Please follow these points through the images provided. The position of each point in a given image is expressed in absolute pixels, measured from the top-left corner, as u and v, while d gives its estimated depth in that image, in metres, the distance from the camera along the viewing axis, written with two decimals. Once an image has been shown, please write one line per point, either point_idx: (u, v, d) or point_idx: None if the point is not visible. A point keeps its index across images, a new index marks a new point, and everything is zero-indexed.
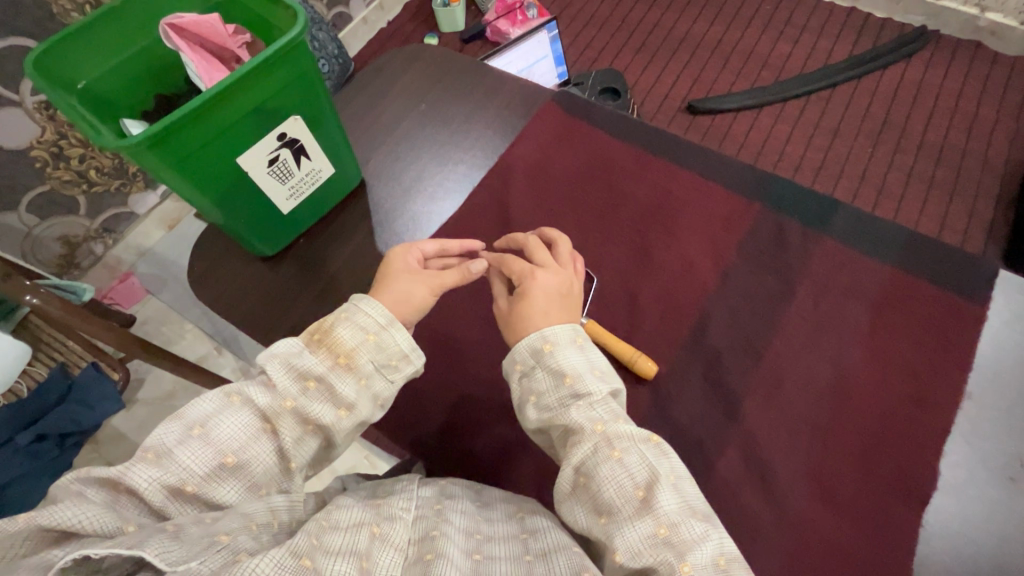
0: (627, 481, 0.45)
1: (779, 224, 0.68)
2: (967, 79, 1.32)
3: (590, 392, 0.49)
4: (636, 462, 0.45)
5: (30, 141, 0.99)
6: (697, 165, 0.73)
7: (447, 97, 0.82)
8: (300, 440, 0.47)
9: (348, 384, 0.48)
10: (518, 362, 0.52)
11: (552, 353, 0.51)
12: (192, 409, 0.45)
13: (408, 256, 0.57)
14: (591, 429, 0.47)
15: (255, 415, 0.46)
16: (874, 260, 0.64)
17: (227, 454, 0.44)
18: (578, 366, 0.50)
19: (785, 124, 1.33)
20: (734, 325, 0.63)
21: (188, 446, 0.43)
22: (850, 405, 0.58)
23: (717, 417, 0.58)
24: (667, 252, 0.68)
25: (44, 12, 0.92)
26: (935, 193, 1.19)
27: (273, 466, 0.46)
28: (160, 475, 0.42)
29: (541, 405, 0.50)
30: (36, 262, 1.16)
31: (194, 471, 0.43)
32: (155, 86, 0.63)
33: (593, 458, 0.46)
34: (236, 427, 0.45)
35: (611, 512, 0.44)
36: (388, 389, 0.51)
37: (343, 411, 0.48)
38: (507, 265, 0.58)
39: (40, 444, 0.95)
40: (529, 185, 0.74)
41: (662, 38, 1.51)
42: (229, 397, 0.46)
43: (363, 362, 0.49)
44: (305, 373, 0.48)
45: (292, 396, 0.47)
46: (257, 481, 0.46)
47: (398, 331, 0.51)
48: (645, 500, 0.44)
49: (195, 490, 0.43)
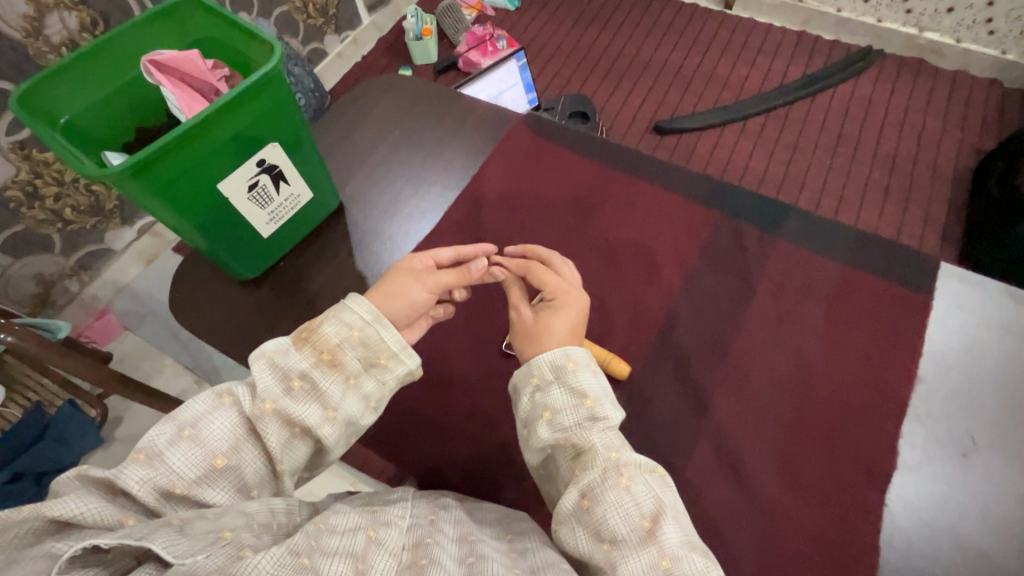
0: (634, 511, 0.47)
1: (737, 229, 0.72)
2: (913, 93, 1.42)
3: (607, 417, 0.51)
4: (643, 492, 0.47)
5: (5, 180, 1.01)
6: (661, 179, 0.77)
7: (421, 123, 0.86)
8: (288, 442, 0.49)
9: (333, 382, 0.50)
10: (535, 375, 0.53)
11: (573, 372, 0.53)
12: (185, 411, 0.47)
13: (417, 259, 0.60)
14: (605, 454, 0.49)
15: (242, 418, 0.48)
16: (826, 259, 0.69)
17: (217, 456, 0.46)
18: (595, 390, 0.52)
19: (746, 139, 1.40)
20: (699, 325, 0.66)
21: (178, 447, 0.45)
22: (812, 394, 0.61)
23: (688, 412, 0.61)
24: (635, 260, 0.72)
25: (20, 55, 0.94)
26: (891, 200, 1.26)
27: (262, 468, 0.48)
28: (151, 476, 0.43)
29: (556, 423, 0.51)
30: (10, 303, 1.14)
31: (184, 473, 0.44)
32: (135, 119, 0.65)
33: (600, 485, 0.48)
34: (224, 428, 0.47)
35: (614, 540, 0.46)
36: (378, 390, 0.53)
37: (330, 413, 0.50)
38: (535, 275, 0.61)
39: (13, 485, 0.90)
40: (503, 203, 0.77)
41: (626, 64, 1.59)
42: (220, 397, 0.48)
43: (348, 360, 0.51)
44: (290, 373, 0.49)
45: (273, 398, 0.48)
46: (246, 483, 0.47)
47: (384, 326, 0.52)
48: (651, 531, 0.46)
49: (185, 491, 0.44)
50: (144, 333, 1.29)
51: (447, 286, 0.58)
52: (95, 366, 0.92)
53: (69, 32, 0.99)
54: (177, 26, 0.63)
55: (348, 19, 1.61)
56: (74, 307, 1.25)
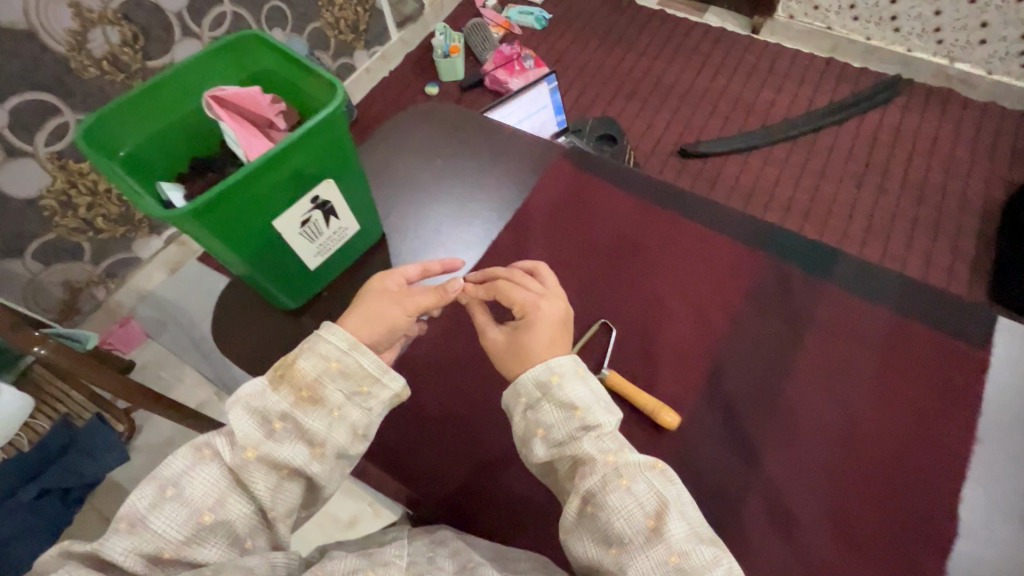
0: (638, 510, 0.48)
1: (784, 272, 0.69)
2: (943, 123, 1.41)
3: (599, 423, 0.52)
4: (645, 491, 0.49)
5: (40, 190, 1.04)
6: (705, 214, 0.75)
7: (463, 152, 0.84)
8: (276, 486, 0.50)
9: (317, 416, 0.52)
10: (523, 395, 0.54)
11: (558, 384, 0.54)
12: (166, 471, 0.49)
13: (389, 279, 0.61)
14: (603, 460, 0.50)
15: (224, 470, 0.49)
16: (879, 308, 0.66)
17: (203, 512, 0.48)
18: (585, 398, 0.53)
19: (773, 166, 1.40)
20: (749, 370, 0.63)
21: (161, 510, 0.47)
22: (864, 449, 0.59)
23: (736, 463, 0.59)
24: (681, 299, 0.69)
25: (62, 67, 0.99)
26: (919, 232, 1.26)
27: (252, 518, 0.50)
28: (136, 545, 0.46)
29: (551, 439, 0.52)
30: (39, 309, 1.17)
31: (170, 535, 0.46)
32: (192, 150, 0.64)
33: (601, 490, 0.49)
34: (206, 484, 0.49)
35: (622, 543, 0.47)
36: (365, 418, 0.54)
37: (317, 449, 0.51)
38: (507, 295, 0.60)
39: (43, 499, 0.95)
40: (542, 234, 0.75)
41: (651, 86, 1.59)
42: (200, 452, 0.50)
43: (329, 391, 0.53)
44: (269, 416, 0.51)
45: (254, 445, 0.49)
46: (238, 534, 0.49)
47: (361, 354, 0.54)
48: (656, 529, 0.47)
49: (173, 554, 0.46)
50: (165, 341, 1.27)
51: (425, 309, 0.60)
52: (124, 379, 0.93)
53: (111, 46, 1.04)
54: (236, 60, 0.62)
55: (377, 35, 1.63)
56: (99, 313, 1.27)
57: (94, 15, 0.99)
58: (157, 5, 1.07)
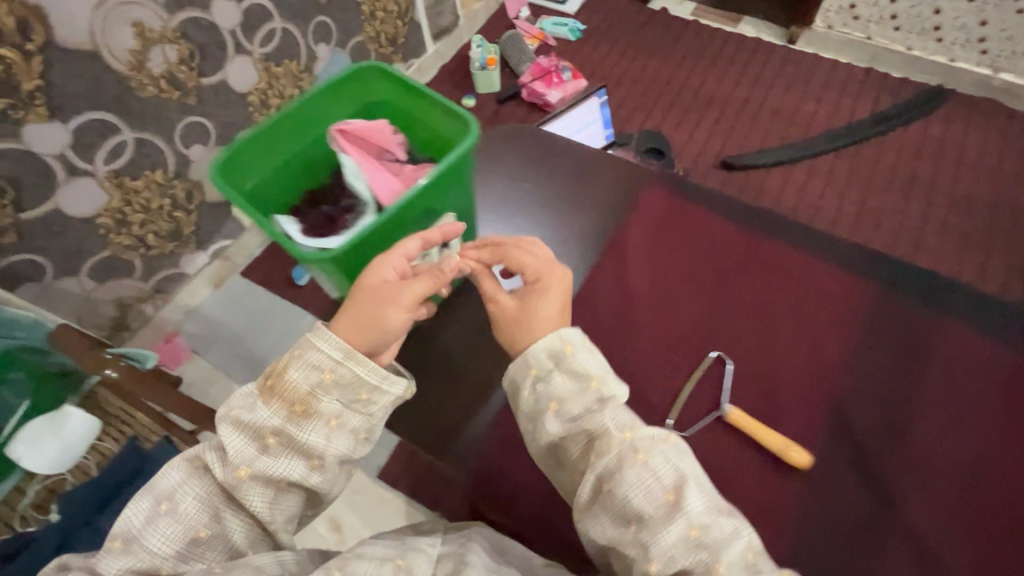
0: (655, 484, 0.49)
1: (897, 305, 0.67)
2: (990, 134, 1.38)
3: (614, 394, 0.53)
4: (662, 466, 0.49)
5: (98, 209, 1.04)
6: (801, 241, 0.73)
7: (550, 176, 0.83)
8: (274, 499, 0.52)
9: (314, 429, 0.51)
10: (535, 365, 0.54)
11: (572, 355, 0.54)
12: (159, 485, 0.51)
13: (387, 268, 0.54)
14: (620, 435, 0.51)
15: (215, 485, 0.52)
16: (1000, 342, 0.64)
17: (198, 528, 0.51)
18: (598, 369, 0.54)
19: (819, 178, 1.38)
20: (873, 406, 0.62)
21: (154, 527, 0.50)
22: (1000, 489, 0.57)
23: (870, 503, 0.57)
24: (790, 328, 0.68)
25: (121, 86, 0.98)
26: (970, 247, 1.24)
27: (248, 529, 0.53)
28: (131, 562, 0.49)
29: (565, 413, 0.53)
30: (90, 325, 1.14)
31: (165, 550, 0.50)
32: (305, 182, 0.65)
33: (619, 466, 0.50)
34: (196, 500, 0.51)
35: (641, 518, 0.48)
36: (365, 422, 0.54)
37: (315, 461, 0.52)
38: (515, 259, 0.59)
39: None
40: (630, 261, 0.74)
41: (690, 97, 1.58)
42: (190, 467, 0.52)
43: (323, 404, 0.52)
44: (263, 430, 0.51)
45: (246, 465, 0.50)
46: (234, 545, 0.52)
47: (354, 364, 0.52)
48: (676, 502, 0.48)
49: (170, 569, 0.50)
50: (212, 357, 1.27)
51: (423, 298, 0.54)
52: None
53: (169, 65, 1.04)
54: (355, 92, 0.62)
55: (414, 47, 1.62)
56: (146, 330, 1.24)
57: (155, 34, 0.99)
58: (214, 22, 1.07)
